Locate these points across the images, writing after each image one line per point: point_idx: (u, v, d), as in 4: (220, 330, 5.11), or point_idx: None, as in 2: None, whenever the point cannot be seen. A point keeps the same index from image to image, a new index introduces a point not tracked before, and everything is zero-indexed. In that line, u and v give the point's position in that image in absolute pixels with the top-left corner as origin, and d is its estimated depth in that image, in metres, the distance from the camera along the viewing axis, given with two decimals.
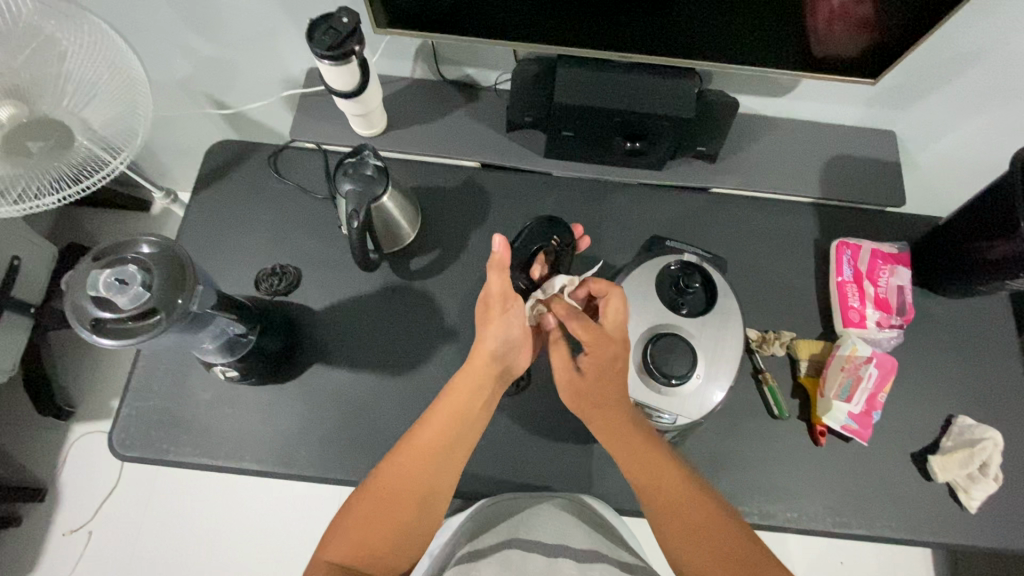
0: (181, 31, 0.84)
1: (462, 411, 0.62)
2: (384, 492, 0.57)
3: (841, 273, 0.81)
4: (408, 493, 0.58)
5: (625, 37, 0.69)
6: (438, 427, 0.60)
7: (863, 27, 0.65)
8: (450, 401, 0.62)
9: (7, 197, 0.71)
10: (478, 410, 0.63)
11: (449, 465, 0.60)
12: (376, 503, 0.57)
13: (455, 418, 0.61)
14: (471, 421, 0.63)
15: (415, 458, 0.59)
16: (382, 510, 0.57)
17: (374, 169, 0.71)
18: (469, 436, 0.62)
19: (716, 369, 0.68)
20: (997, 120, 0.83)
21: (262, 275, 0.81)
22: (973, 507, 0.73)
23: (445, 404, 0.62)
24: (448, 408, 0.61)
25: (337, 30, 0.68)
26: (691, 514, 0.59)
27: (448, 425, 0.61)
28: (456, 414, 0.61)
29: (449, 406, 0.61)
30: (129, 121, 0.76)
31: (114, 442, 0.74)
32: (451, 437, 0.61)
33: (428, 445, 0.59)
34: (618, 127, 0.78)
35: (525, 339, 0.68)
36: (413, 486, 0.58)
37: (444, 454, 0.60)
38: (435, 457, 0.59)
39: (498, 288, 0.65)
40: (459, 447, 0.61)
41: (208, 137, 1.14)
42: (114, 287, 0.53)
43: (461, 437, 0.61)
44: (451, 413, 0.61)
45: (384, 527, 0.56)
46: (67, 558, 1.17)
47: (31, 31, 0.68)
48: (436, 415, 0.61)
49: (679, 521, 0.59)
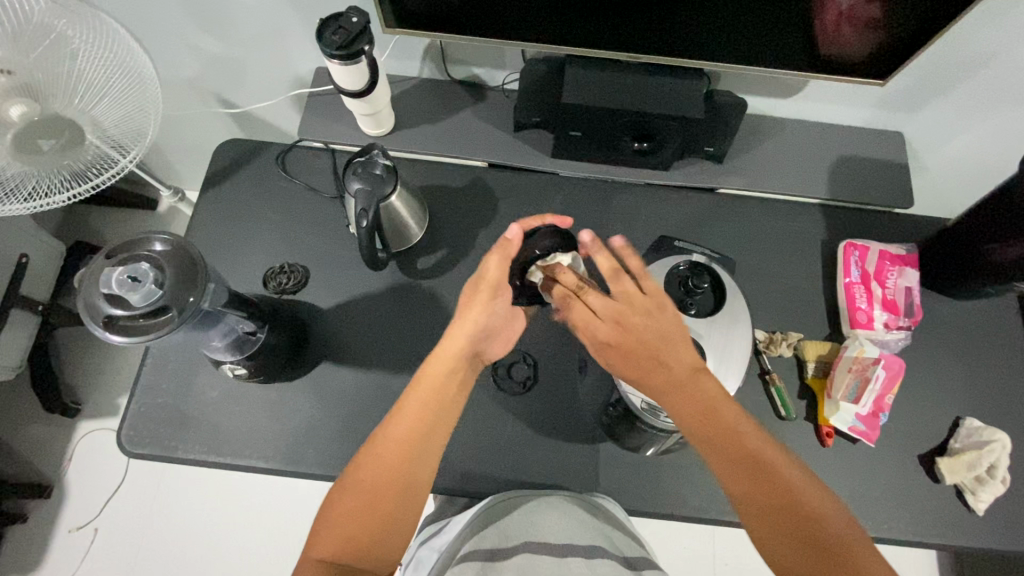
0: (191, 30, 0.84)
1: (431, 399, 0.60)
2: (364, 486, 0.57)
3: (849, 275, 0.81)
4: (386, 486, 0.57)
5: (633, 36, 0.68)
6: (409, 416, 0.60)
7: (871, 27, 0.64)
8: (419, 390, 0.61)
9: (17, 195, 0.72)
10: (449, 394, 0.62)
11: (426, 450, 0.60)
12: (355, 496, 0.57)
13: (425, 405, 0.60)
14: (445, 406, 0.62)
15: (390, 449, 0.58)
16: (364, 503, 0.57)
17: (383, 168, 0.71)
18: (442, 422, 0.61)
19: (725, 370, 0.68)
20: (1006, 121, 0.83)
21: (270, 273, 0.81)
22: (980, 509, 0.73)
23: (413, 394, 0.61)
24: (418, 397, 0.60)
25: (346, 29, 0.68)
26: (775, 495, 0.55)
27: (418, 415, 0.60)
28: (426, 402, 0.60)
29: (418, 399, 0.60)
30: (140, 118, 0.76)
31: (122, 439, 0.74)
32: (421, 424, 0.60)
33: (401, 435, 0.59)
34: (627, 128, 0.78)
35: (502, 328, 0.67)
36: (390, 478, 0.58)
37: (417, 442, 0.59)
38: (409, 445, 0.59)
39: (491, 275, 0.64)
40: (432, 434, 0.60)
41: (216, 136, 1.14)
42: (126, 284, 0.53)
43: (434, 423, 0.60)
44: (421, 400, 0.60)
45: (367, 520, 0.56)
46: (73, 555, 1.18)
47: (42, 29, 0.68)
48: (403, 406, 0.60)
49: (766, 501, 0.55)
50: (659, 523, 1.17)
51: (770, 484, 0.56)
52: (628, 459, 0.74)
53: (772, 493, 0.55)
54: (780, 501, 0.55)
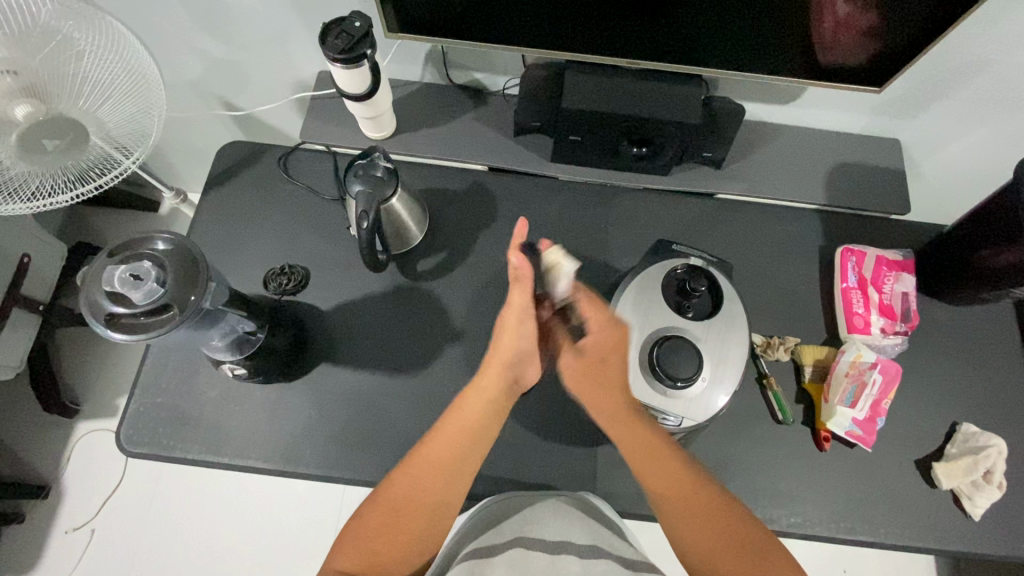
0: (194, 33, 0.85)
1: (473, 425, 0.62)
2: (395, 501, 0.59)
3: (846, 279, 0.82)
4: (417, 503, 0.59)
5: (631, 42, 0.69)
6: (448, 439, 0.61)
7: (867, 35, 0.65)
8: (461, 414, 0.62)
9: (20, 195, 0.72)
10: (489, 420, 0.63)
11: (462, 474, 0.61)
12: (384, 512, 0.59)
13: (466, 427, 0.62)
14: (483, 432, 0.63)
15: (427, 467, 0.60)
16: (391, 517, 0.58)
17: (384, 170, 0.72)
18: (481, 446, 0.62)
19: (721, 373, 0.69)
20: (1001, 128, 0.84)
21: (270, 274, 0.81)
22: (977, 514, 0.73)
23: (452, 419, 0.62)
24: (460, 421, 0.62)
25: (349, 34, 0.69)
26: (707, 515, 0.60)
27: (460, 439, 0.61)
28: (468, 426, 0.62)
29: (458, 425, 0.61)
30: (143, 120, 0.76)
31: (122, 438, 0.74)
32: (463, 446, 0.61)
33: (440, 456, 0.60)
34: (626, 132, 0.78)
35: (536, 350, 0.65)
36: (421, 495, 0.59)
37: (456, 464, 0.60)
38: (447, 467, 0.60)
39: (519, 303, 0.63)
40: (471, 457, 0.61)
41: (219, 139, 1.15)
42: (128, 282, 0.53)
43: (475, 448, 0.62)
44: (465, 424, 0.62)
45: (392, 534, 0.58)
46: (69, 556, 1.18)
47: (49, 30, 0.69)
48: (445, 428, 0.62)
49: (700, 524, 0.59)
50: (657, 528, 1.17)
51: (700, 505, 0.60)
52: (626, 462, 0.74)
53: (705, 513, 0.60)
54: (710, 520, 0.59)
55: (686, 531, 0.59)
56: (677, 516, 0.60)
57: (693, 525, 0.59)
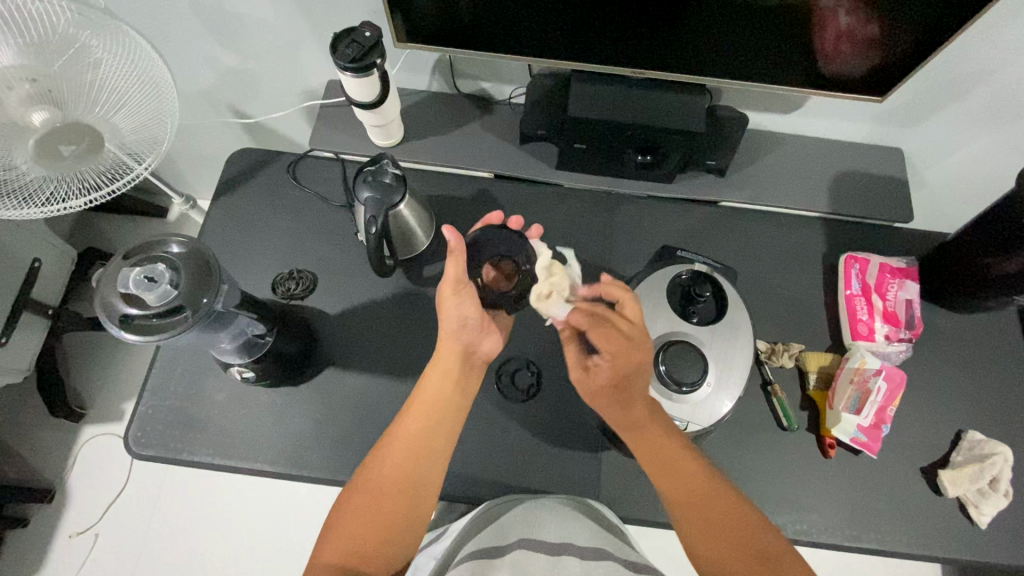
0: (207, 42, 0.87)
1: (434, 402, 0.66)
2: (372, 487, 0.60)
3: (849, 287, 0.82)
4: (392, 487, 0.60)
5: (635, 54, 0.71)
6: (416, 420, 0.65)
7: (868, 48, 0.66)
8: (427, 393, 0.66)
9: (34, 200, 0.73)
10: (450, 404, 0.67)
11: (430, 455, 0.63)
12: (365, 496, 0.60)
13: (433, 406, 0.66)
14: (445, 413, 0.66)
15: (399, 451, 0.62)
16: (373, 505, 0.59)
17: (392, 176, 0.73)
18: (446, 426, 0.66)
19: (726, 379, 0.69)
20: (1002, 137, 0.85)
21: (279, 279, 0.83)
22: (983, 523, 0.73)
23: (417, 399, 0.66)
24: (423, 402, 0.65)
25: (360, 43, 0.70)
26: (726, 520, 0.59)
27: (425, 416, 0.65)
28: (430, 406, 0.66)
29: (425, 402, 0.66)
30: (155, 126, 0.77)
31: (129, 440, 0.75)
32: (428, 427, 0.65)
33: (410, 438, 0.63)
34: (631, 140, 0.79)
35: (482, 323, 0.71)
36: (396, 479, 0.61)
37: (423, 445, 0.63)
38: (416, 447, 0.63)
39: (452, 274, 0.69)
40: (438, 438, 0.65)
41: (229, 146, 1.17)
42: (143, 285, 0.54)
43: (439, 425, 0.65)
44: (428, 403, 0.66)
45: (375, 523, 0.58)
46: (72, 561, 1.18)
47: (67, 40, 0.71)
48: (411, 410, 0.65)
49: (719, 530, 0.59)
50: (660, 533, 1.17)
51: (707, 499, 0.60)
52: (629, 468, 0.74)
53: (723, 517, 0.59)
54: (727, 523, 0.59)
55: (702, 535, 0.59)
56: (693, 521, 0.60)
57: (712, 537, 0.59)
